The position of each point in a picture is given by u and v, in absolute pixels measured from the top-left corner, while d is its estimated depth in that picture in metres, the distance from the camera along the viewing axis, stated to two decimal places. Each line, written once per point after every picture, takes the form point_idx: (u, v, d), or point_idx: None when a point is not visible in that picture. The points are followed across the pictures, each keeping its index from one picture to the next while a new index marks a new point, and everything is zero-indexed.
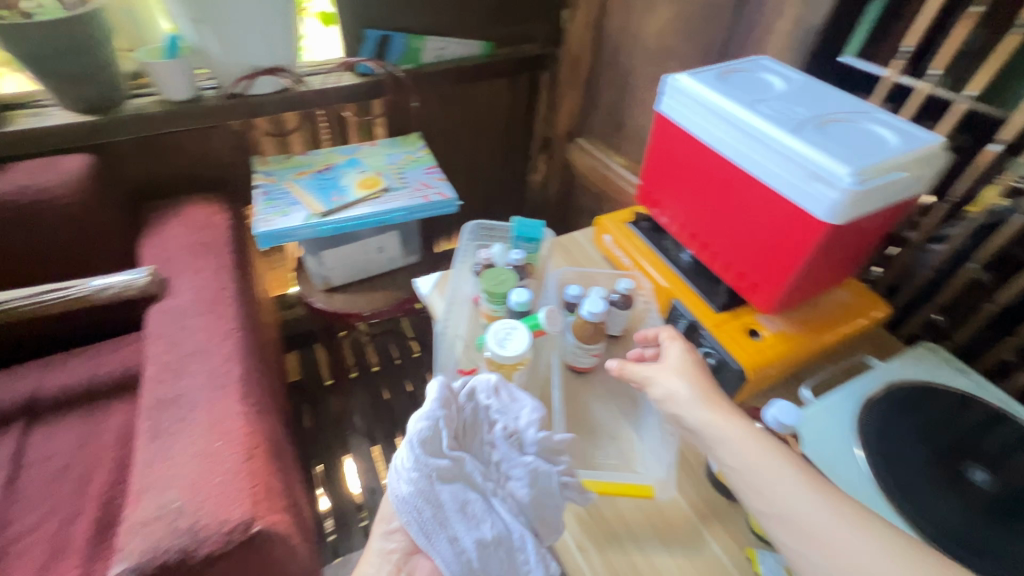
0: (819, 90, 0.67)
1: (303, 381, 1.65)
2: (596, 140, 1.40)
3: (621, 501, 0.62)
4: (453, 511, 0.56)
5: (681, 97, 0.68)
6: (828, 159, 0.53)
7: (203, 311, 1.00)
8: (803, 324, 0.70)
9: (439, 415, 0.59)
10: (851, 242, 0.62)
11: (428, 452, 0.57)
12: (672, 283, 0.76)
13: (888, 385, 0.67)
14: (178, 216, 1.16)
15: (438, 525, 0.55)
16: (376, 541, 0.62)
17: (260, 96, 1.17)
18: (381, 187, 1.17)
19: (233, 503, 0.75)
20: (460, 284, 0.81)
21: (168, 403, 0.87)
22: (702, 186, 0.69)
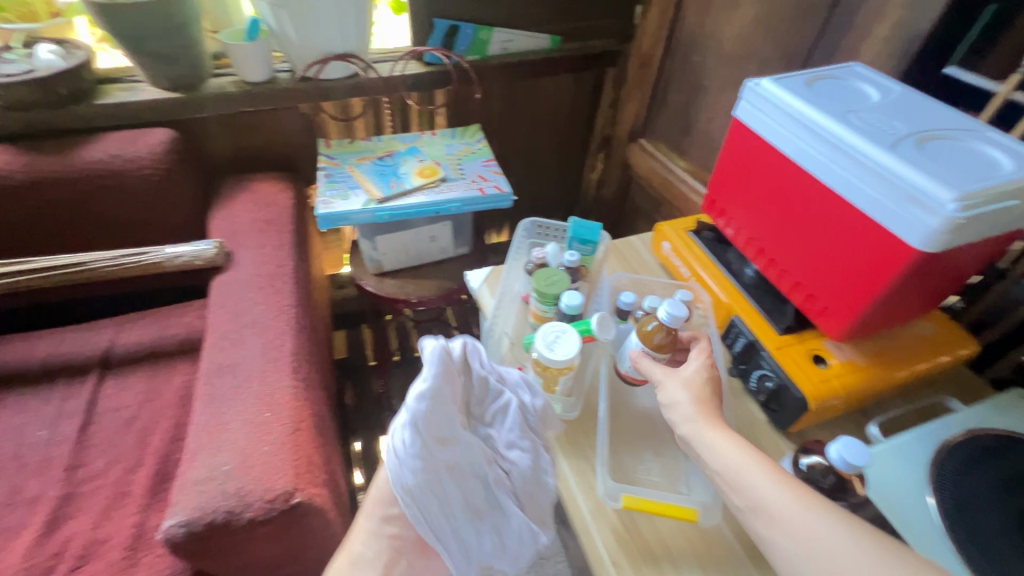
0: (919, 103, 0.61)
1: (348, 360, 1.70)
2: (659, 142, 1.36)
3: (660, 520, 0.60)
4: (457, 495, 0.59)
5: (763, 103, 0.64)
6: (928, 181, 0.48)
7: (263, 285, 1.04)
8: (876, 355, 0.65)
9: (440, 393, 0.57)
10: (943, 272, 0.56)
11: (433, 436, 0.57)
12: (733, 298, 0.73)
13: (970, 431, 0.61)
14: (247, 192, 1.21)
15: (442, 512, 0.57)
16: (372, 523, 0.59)
17: (330, 81, 1.20)
18: (439, 177, 1.18)
19: (277, 473, 0.78)
20: (512, 281, 0.81)
21: (225, 370, 0.92)
22: (777, 198, 0.65)
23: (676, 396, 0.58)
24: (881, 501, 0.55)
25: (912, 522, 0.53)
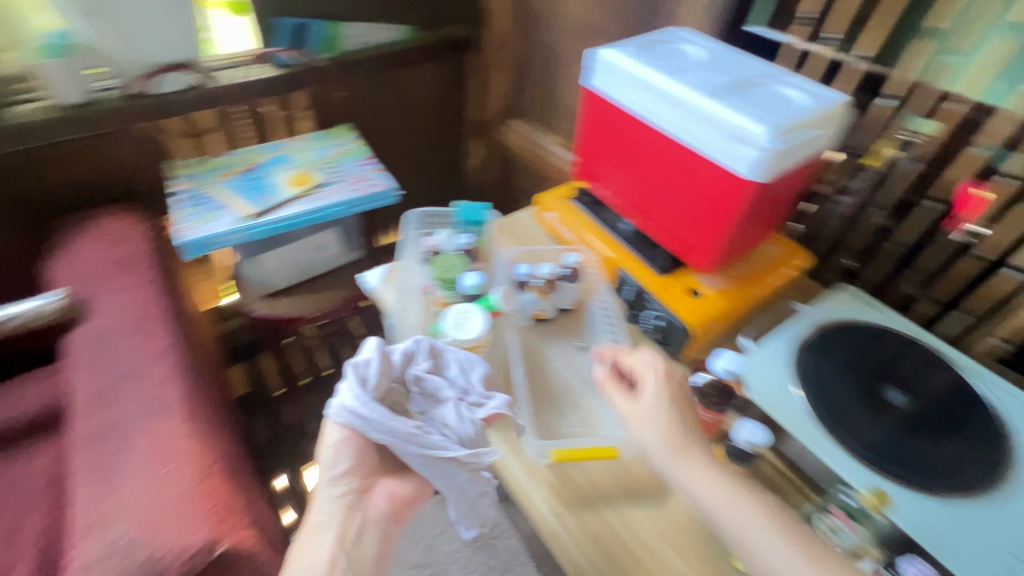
0: (734, 57, 0.70)
1: (252, 394, 1.58)
2: (529, 119, 1.42)
3: (588, 465, 0.63)
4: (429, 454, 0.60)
5: (607, 70, 0.70)
6: (747, 122, 0.57)
7: (132, 331, 0.93)
8: (738, 280, 0.75)
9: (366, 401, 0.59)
10: (774, 197, 0.66)
11: (372, 394, 0.60)
12: (617, 253, 0.79)
13: (816, 327, 0.73)
14: (90, 232, 1.07)
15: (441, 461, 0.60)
16: (325, 490, 0.64)
17: (169, 95, 1.11)
18: (314, 183, 1.12)
19: (194, 527, 0.72)
20: (409, 274, 0.79)
21: (104, 432, 0.82)
22: (636, 156, 0.72)
23: (348, 527, 0.63)
24: (763, 401, 0.63)
25: (787, 413, 0.62)
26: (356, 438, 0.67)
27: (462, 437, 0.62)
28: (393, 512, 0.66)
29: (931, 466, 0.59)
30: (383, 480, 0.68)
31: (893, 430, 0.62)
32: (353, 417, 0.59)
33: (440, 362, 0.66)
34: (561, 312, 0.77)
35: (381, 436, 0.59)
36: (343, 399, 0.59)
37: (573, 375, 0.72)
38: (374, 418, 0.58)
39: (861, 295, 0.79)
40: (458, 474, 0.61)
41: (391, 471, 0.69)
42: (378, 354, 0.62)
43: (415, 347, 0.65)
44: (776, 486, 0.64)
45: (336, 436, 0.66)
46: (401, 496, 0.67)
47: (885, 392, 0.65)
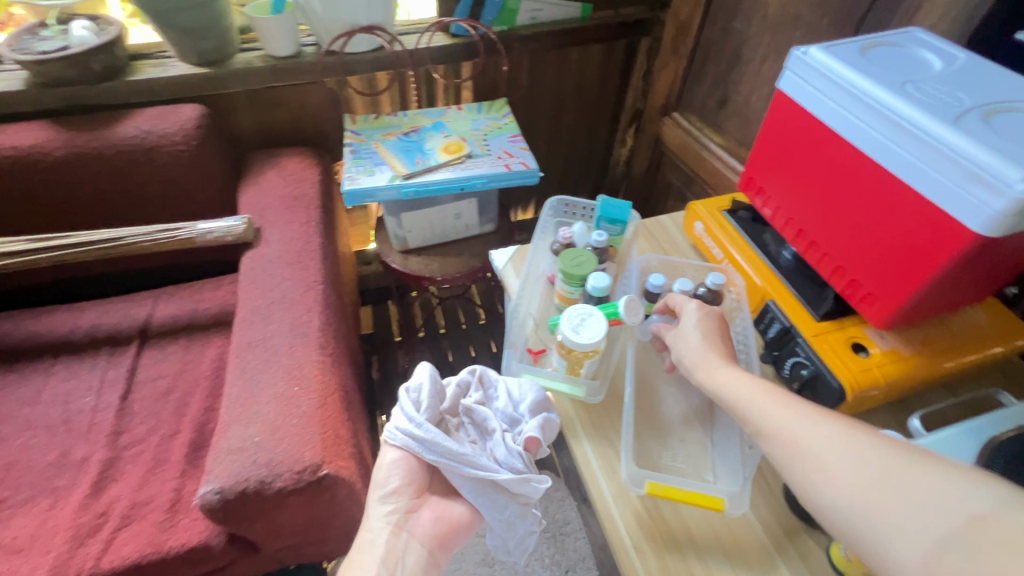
0: (988, 72, 0.56)
1: (374, 335, 1.74)
2: (693, 115, 1.31)
3: (686, 509, 0.57)
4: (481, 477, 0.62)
5: (809, 72, 0.60)
6: (996, 159, 0.44)
7: (291, 261, 1.06)
8: (922, 344, 0.61)
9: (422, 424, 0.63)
10: (1004, 256, 0.52)
11: (425, 418, 0.64)
12: (768, 282, 0.70)
13: (1022, 427, 0.57)
14: (275, 168, 1.23)
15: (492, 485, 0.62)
16: (375, 506, 0.69)
17: (354, 54, 1.20)
18: (464, 152, 1.16)
19: (306, 445, 0.81)
20: (537, 260, 0.79)
21: (256, 343, 0.95)
22: (822, 176, 0.61)
23: (394, 546, 0.66)
24: None
25: None
26: (410, 459, 0.71)
27: (510, 467, 0.62)
28: (438, 533, 0.69)
29: None
30: (431, 502, 0.71)
31: None
32: (410, 440, 0.63)
33: (488, 391, 0.68)
34: None
35: (435, 458, 0.62)
36: (400, 424, 0.64)
37: (686, 405, 0.66)
38: (427, 444, 0.62)
39: None
40: (508, 506, 0.64)
41: (441, 495, 0.73)
42: (430, 381, 0.65)
43: (469, 377, 0.69)
44: None
45: (393, 456, 0.70)
46: (447, 518, 0.70)
47: None
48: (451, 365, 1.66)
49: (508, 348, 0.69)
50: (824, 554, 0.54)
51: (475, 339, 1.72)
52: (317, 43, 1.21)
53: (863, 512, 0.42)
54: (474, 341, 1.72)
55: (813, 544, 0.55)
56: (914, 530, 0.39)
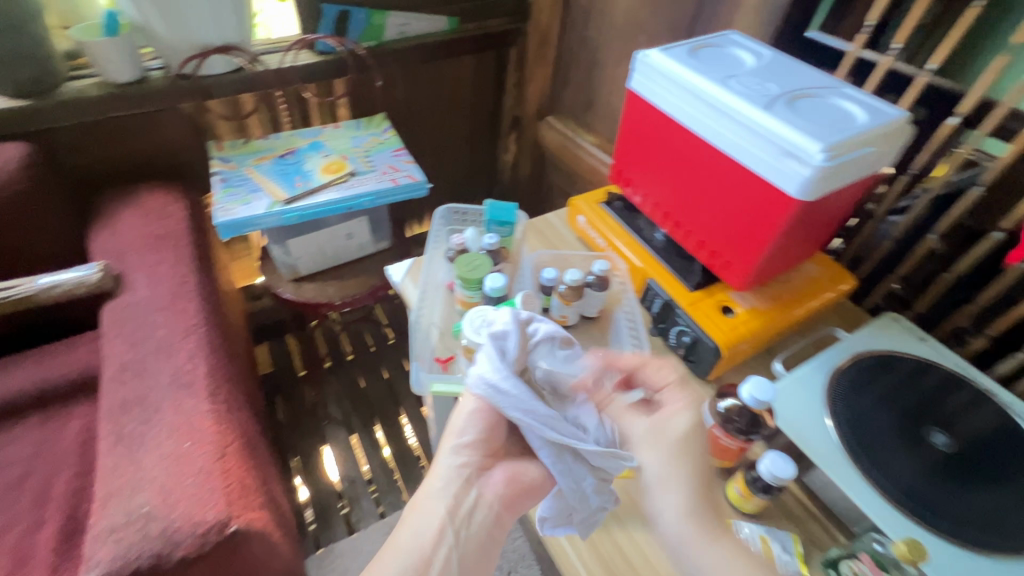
0: (787, 65, 0.67)
1: (275, 373, 1.62)
2: (565, 118, 1.39)
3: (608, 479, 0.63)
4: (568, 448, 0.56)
5: (651, 72, 0.67)
6: (800, 135, 0.53)
7: (164, 307, 0.95)
8: (773, 299, 0.71)
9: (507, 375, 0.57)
10: (821, 215, 0.62)
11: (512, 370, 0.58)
12: (646, 263, 0.76)
13: (855, 355, 0.69)
14: (132, 206, 1.11)
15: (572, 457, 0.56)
16: (445, 456, 0.60)
17: (211, 77, 1.12)
18: (347, 171, 1.12)
19: (208, 504, 0.74)
20: (434, 270, 0.80)
21: (131, 403, 0.84)
22: (676, 163, 0.69)
23: (461, 502, 0.58)
24: (795, 434, 0.60)
25: (815, 445, 0.59)
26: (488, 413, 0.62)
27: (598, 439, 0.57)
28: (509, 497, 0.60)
29: (971, 514, 0.55)
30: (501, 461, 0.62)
31: (931, 471, 0.58)
32: (492, 391, 0.57)
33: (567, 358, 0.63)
34: (585, 319, 0.76)
35: (519, 416, 0.55)
36: (481, 371, 0.57)
37: None
38: (512, 396, 0.56)
39: (907, 325, 0.74)
40: (586, 478, 0.56)
41: (513, 454, 0.64)
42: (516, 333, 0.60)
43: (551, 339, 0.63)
44: (799, 520, 0.60)
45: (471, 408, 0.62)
46: (523, 481, 0.61)
47: (928, 433, 0.61)
48: (364, 390, 1.60)
49: (415, 361, 0.68)
50: (723, 498, 0.60)
51: (386, 361, 1.67)
52: (165, 66, 1.11)
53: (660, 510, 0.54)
54: (386, 362, 1.67)
55: (713, 490, 0.61)
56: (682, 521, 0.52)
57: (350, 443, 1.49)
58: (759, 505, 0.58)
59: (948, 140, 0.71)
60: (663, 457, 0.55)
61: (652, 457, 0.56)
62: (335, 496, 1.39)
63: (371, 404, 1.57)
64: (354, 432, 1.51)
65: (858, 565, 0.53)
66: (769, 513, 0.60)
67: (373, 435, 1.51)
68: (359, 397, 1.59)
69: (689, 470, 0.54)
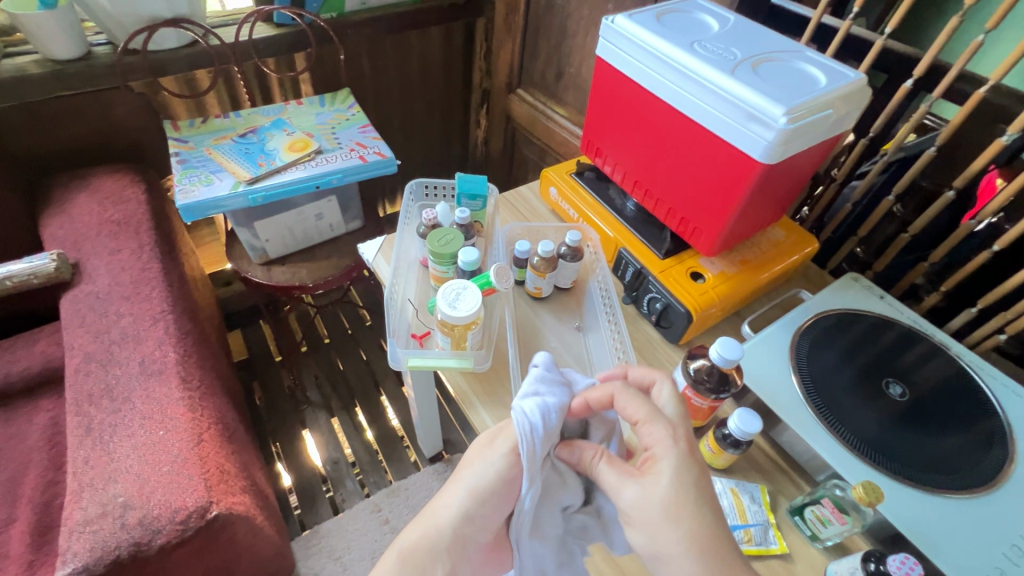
0: (751, 30, 0.67)
1: (250, 359, 1.60)
2: (535, 90, 1.38)
3: None
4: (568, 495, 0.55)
5: (619, 39, 0.66)
6: (763, 99, 0.54)
7: (127, 295, 0.92)
8: (741, 264, 0.73)
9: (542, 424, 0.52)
10: (785, 180, 0.64)
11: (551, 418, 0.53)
12: (618, 232, 0.77)
13: (818, 314, 0.71)
14: (86, 191, 1.05)
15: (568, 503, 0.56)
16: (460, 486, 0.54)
17: (162, 52, 1.07)
18: (313, 149, 1.09)
19: (186, 491, 0.73)
20: (406, 246, 0.79)
21: (99, 395, 0.82)
22: (645, 131, 0.69)
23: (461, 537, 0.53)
24: (761, 390, 0.63)
25: (781, 401, 0.62)
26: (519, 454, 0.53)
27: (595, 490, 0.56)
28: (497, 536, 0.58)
29: (926, 457, 0.58)
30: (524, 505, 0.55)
31: (888, 419, 0.61)
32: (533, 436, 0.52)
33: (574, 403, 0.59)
34: (558, 290, 0.77)
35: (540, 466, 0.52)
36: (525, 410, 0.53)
37: (567, 356, 0.71)
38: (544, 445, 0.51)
39: (866, 284, 0.77)
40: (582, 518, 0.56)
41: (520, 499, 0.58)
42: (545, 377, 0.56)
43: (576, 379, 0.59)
44: (767, 472, 0.63)
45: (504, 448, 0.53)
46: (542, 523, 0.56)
47: (885, 384, 0.64)
48: (343, 373, 1.59)
49: (392, 338, 0.67)
50: None
51: (363, 342, 1.67)
52: (111, 42, 1.05)
53: (633, 476, 0.47)
54: (363, 344, 1.66)
55: None
56: (654, 482, 0.46)
57: (331, 425, 1.49)
58: (730, 459, 0.60)
59: (903, 104, 0.73)
60: (671, 486, 0.45)
61: (660, 483, 0.46)
62: (318, 477, 1.40)
63: (351, 386, 1.57)
64: (334, 415, 1.51)
65: (821, 509, 0.56)
66: (741, 468, 0.62)
67: (354, 416, 1.51)
68: (337, 380, 1.58)
69: (663, 429, 0.48)
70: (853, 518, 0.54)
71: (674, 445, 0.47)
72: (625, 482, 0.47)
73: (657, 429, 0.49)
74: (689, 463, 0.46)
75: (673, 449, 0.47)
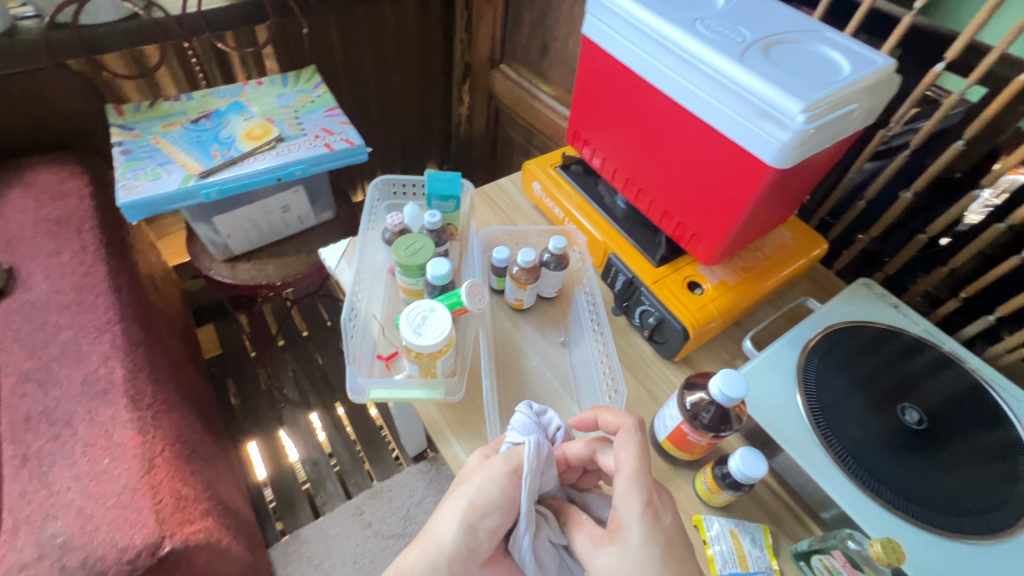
0: (762, 4, 0.58)
1: (224, 355, 1.52)
2: (519, 66, 1.28)
3: None
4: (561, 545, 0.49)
5: (609, 15, 0.57)
6: (778, 93, 0.46)
7: (67, 304, 0.83)
8: (744, 272, 0.66)
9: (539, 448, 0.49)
10: (797, 182, 0.56)
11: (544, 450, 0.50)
12: (607, 236, 0.69)
13: (826, 328, 0.65)
14: (20, 184, 0.95)
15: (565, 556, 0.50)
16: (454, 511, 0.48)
17: (98, 26, 0.95)
18: (273, 135, 0.99)
19: (135, 526, 0.66)
20: (372, 252, 0.71)
21: (37, 418, 0.74)
22: (638, 124, 0.60)
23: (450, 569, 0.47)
24: (762, 418, 0.57)
25: (786, 432, 0.56)
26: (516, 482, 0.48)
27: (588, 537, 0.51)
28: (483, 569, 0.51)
29: (946, 493, 0.53)
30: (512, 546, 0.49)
31: (904, 450, 0.55)
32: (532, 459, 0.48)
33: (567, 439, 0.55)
34: (542, 301, 0.70)
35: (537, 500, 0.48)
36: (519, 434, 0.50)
37: (551, 377, 0.64)
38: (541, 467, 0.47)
39: (878, 292, 0.70)
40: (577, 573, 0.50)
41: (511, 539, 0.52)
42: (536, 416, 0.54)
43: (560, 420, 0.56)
44: (769, 508, 0.57)
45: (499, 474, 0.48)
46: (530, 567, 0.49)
47: (901, 409, 0.58)
48: (322, 368, 1.52)
49: (353, 362, 0.60)
50: (691, 490, 0.57)
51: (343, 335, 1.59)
52: (38, 14, 0.93)
53: (598, 543, 0.44)
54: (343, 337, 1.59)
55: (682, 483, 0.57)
56: (620, 552, 0.42)
57: (311, 423, 1.42)
58: (728, 498, 0.54)
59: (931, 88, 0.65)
60: (639, 556, 0.41)
61: (627, 551, 0.42)
62: (296, 478, 1.34)
63: (330, 382, 1.50)
64: (313, 412, 1.44)
65: (831, 560, 0.51)
66: (740, 504, 0.57)
67: (333, 413, 1.45)
68: (316, 375, 1.51)
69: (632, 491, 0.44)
70: (867, 575, 0.49)
71: (638, 511, 0.43)
72: (592, 551, 0.45)
73: (626, 491, 0.44)
74: (656, 530, 0.42)
75: (637, 513, 0.43)
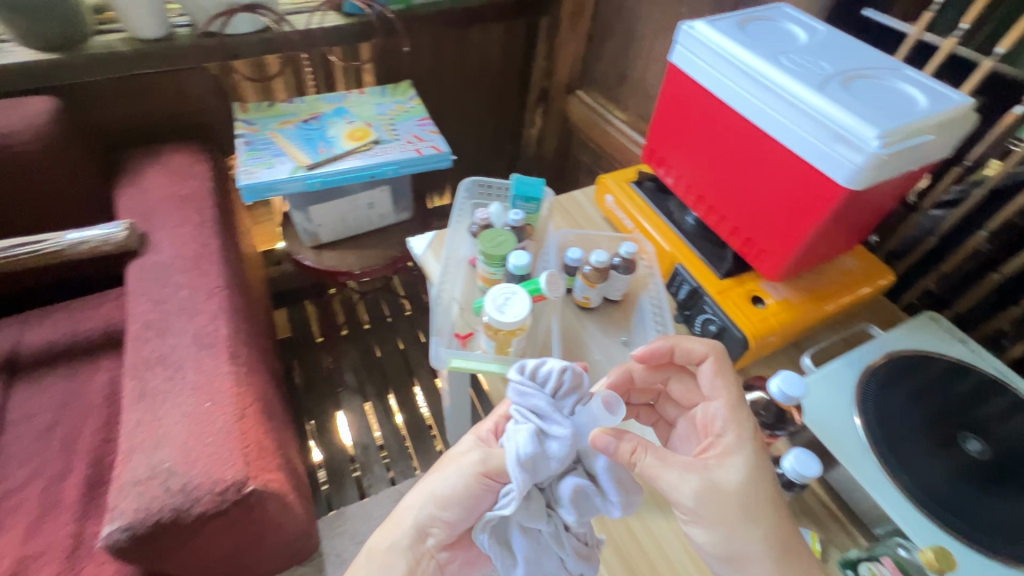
0: (844, 43, 0.62)
1: (293, 338, 1.64)
2: (596, 92, 1.35)
3: None
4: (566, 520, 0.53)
5: (697, 45, 0.63)
6: (855, 119, 0.50)
7: (187, 268, 0.96)
8: (807, 292, 0.69)
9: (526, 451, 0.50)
10: (866, 207, 0.59)
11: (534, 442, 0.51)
12: (675, 247, 0.74)
13: (888, 354, 0.66)
14: (157, 165, 1.11)
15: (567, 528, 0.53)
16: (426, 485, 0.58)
17: (237, 36, 1.10)
18: (371, 138, 1.11)
19: (227, 464, 0.75)
20: (457, 244, 0.79)
21: (154, 362, 0.85)
22: (715, 144, 0.66)
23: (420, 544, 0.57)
24: (819, 430, 0.59)
25: (842, 445, 0.58)
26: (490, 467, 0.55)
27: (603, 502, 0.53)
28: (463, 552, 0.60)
29: (1000, 523, 0.53)
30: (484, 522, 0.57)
31: (963, 478, 0.55)
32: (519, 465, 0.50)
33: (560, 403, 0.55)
34: (607, 302, 0.75)
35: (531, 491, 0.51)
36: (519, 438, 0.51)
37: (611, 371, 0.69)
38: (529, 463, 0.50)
39: (947, 327, 0.70)
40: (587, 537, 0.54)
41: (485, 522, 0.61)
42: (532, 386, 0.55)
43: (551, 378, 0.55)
44: (817, 516, 0.59)
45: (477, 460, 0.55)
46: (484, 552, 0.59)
47: (962, 438, 0.58)
48: (379, 359, 1.61)
49: (435, 336, 0.67)
50: None
51: (402, 331, 1.68)
52: (191, 23, 1.09)
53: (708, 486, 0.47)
54: (401, 333, 1.68)
55: None
56: (737, 487, 0.47)
57: (365, 409, 1.51)
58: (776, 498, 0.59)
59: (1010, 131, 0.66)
60: (739, 480, 0.47)
61: (731, 475, 0.48)
62: (347, 459, 1.43)
63: (386, 374, 1.59)
64: (367, 399, 1.53)
65: (880, 567, 0.53)
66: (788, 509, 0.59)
67: (386, 403, 1.53)
68: (373, 366, 1.60)
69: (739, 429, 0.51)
70: None
71: (748, 445, 0.50)
72: (705, 495, 0.46)
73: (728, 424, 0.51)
74: (760, 458, 0.49)
75: (747, 448, 0.49)
